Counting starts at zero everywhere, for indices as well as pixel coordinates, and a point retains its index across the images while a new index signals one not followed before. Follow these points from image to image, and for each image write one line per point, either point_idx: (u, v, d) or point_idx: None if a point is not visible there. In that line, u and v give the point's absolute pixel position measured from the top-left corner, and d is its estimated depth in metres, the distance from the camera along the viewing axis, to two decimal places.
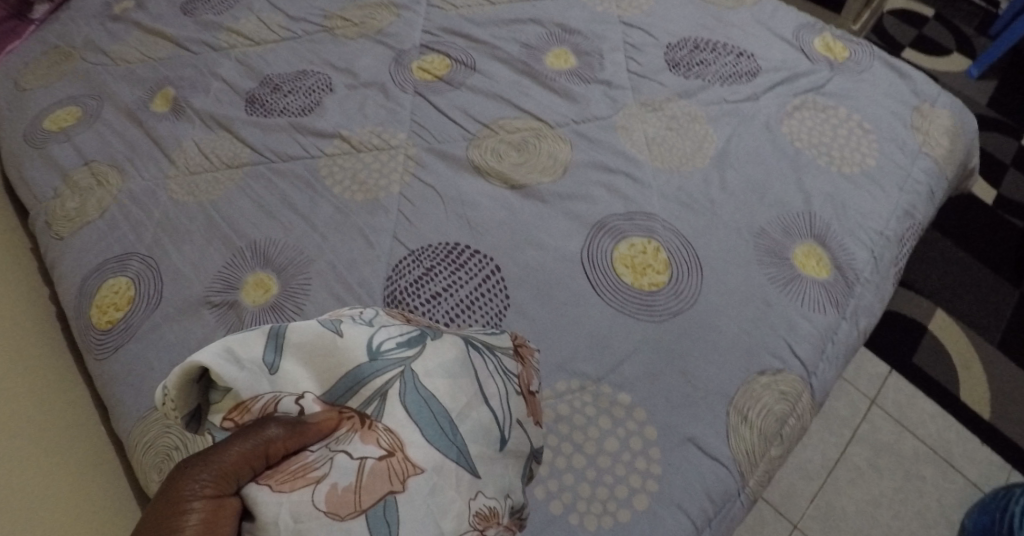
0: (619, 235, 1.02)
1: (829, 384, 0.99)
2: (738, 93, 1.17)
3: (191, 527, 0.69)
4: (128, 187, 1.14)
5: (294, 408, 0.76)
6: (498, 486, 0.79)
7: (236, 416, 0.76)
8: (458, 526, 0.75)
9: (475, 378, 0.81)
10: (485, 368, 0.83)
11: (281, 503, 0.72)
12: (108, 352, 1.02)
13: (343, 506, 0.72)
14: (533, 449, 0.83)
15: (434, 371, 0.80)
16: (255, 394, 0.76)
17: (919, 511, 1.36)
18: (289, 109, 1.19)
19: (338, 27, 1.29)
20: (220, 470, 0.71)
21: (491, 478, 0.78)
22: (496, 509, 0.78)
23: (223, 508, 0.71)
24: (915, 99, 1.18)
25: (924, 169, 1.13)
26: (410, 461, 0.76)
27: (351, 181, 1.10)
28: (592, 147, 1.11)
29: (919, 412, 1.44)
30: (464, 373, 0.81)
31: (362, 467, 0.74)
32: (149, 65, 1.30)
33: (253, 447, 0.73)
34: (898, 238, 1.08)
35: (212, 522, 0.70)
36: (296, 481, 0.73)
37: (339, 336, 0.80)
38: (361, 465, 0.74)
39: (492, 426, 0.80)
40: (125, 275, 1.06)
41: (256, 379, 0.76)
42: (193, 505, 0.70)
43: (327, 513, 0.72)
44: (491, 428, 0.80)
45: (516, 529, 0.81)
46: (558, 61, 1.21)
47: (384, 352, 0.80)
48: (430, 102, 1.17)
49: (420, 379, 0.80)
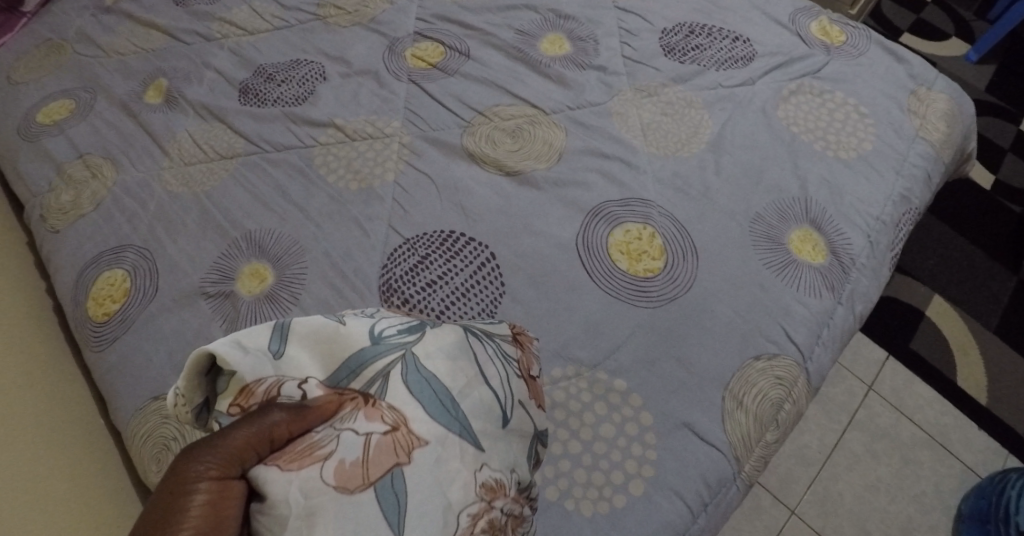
0: (614, 222, 1.02)
1: (825, 368, 0.99)
2: (733, 78, 1.16)
3: (197, 508, 0.67)
4: (122, 179, 1.14)
5: (296, 391, 0.75)
6: (503, 461, 0.78)
7: (242, 401, 0.75)
8: (465, 496, 0.74)
9: (476, 360, 0.81)
10: (484, 350, 0.83)
11: (290, 482, 0.70)
12: (104, 344, 1.02)
13: (350, 481, 0.71)
14: (537, 432, 0.83)
15: (435, 352, 0.80)
16: (260, 378, 0.76)
17: (916, 496, 1.36)
18: (283, 98, 1.19)
19: (331, 16, 1.29)
20: (225, 453, 0.70)
21: (495, 452, 0.77)
22: (502, 481, 0.77)
23: (229, 490, 0.69)
24: (912, 82, 1.18)
25: (921, 153, 1.12)
26: (415, 434, 0.75)
27: (345, 170, 1.10)
28: (587, 134, 1.11)
29: (916, 397, 1.45)
30: (463, 354, 0.81)
31: (368, 442, 0.73)
32: (142, 56, 1.30)
33: (255, 430, 0.72)
34: (895, 222, 1.08)
35: (218, 503, 0.68)
36: (304, 459, 0.72)
37: (341, 325, 0.81)
38: (367, 441, 0.73)
39: (493, 405, 0.79)
40: (121, 268, 1.06)
41: (260, 364, 0.76)
42: (198, 486, 0.68)
43: (336, 488, 0.71)
44: (493, 406, 0.79)
45: (525, 505, 0.79)
46: (553, 47, 1.21)
47: (386, 337, 0.81)
48: (424, 89, 1.17)
49: (421, 361, 0.79)
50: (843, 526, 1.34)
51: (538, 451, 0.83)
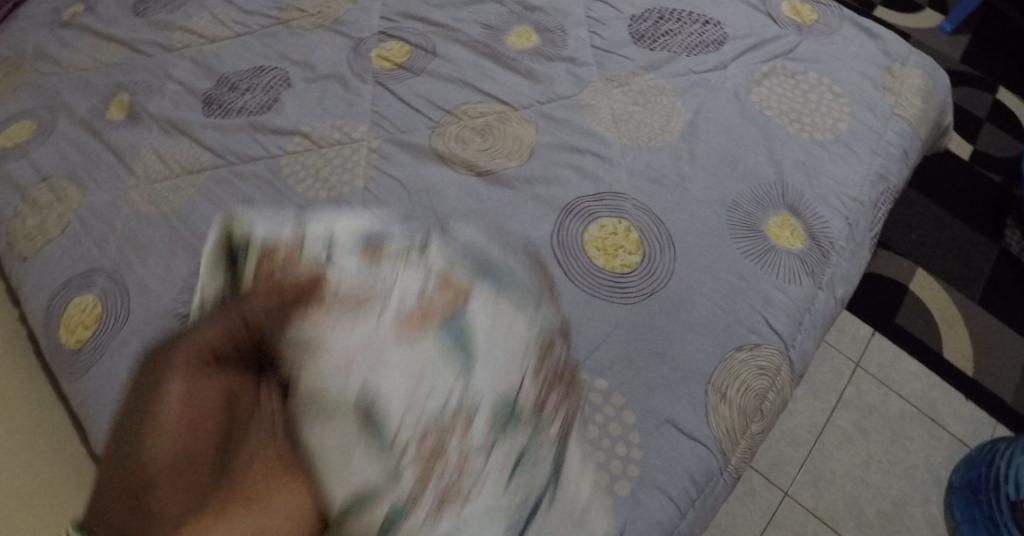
0: (589, 216, 1.01)
1: (808, 355, 0.99)
2: (704, 64, 1.14)
3: (171, 394, 0.81)
4: (88, 200, 1.12)
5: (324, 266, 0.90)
6: (555, 344, 0.90)
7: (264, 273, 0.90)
8: (535, 372, 0.86)
9: (494, 257, 0.93)
10: (518, 294, 0.90)
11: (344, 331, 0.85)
12: (80, 372, 1.01)
13: (381, 403, 0.81)
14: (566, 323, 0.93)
15: (459, 238, 0.96)
16: (282, 252, 0.92)
17: (907, 470, 1.37)
18: (247, 107, 1.17)
19: (293, 19, 1.26)
20: (196, 344, 0.84)
21: (547, 324, 0.90)
22: (562, 366, 0.89)
23: (203, 373, 0.83)
24: (886, 59, 1.17)
25: (897, 131, 1.12)
26: (454, 287, 0.87)
27: (314, 178, 1.08)
28: (558, 128, 1.10)
29: (903, 371, 1.45)
30: (484, 249, 0.94)
31: (408, 294, 0.87)
32: (102, 71, 1.27)
33: (227, 320, 0.86)
34: (873, 202, 1.07)
35: (195, 384, 0.82)
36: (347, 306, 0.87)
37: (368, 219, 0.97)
38: (405, 292, 0.87)
39: (531, 286, 0.92)
40: (91, 292, 1.04)
41: (292, 243, 0.93)
42: (172, 380, 0.82)
43: (397, 329, 0.84)
44: (532, 288, 0.92)
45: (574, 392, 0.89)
46: (520, 39, 1.19)
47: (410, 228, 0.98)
48: (391, 91, 1.15)
49: (447, 239, 0.95)
50: (835, 505, 1.35)
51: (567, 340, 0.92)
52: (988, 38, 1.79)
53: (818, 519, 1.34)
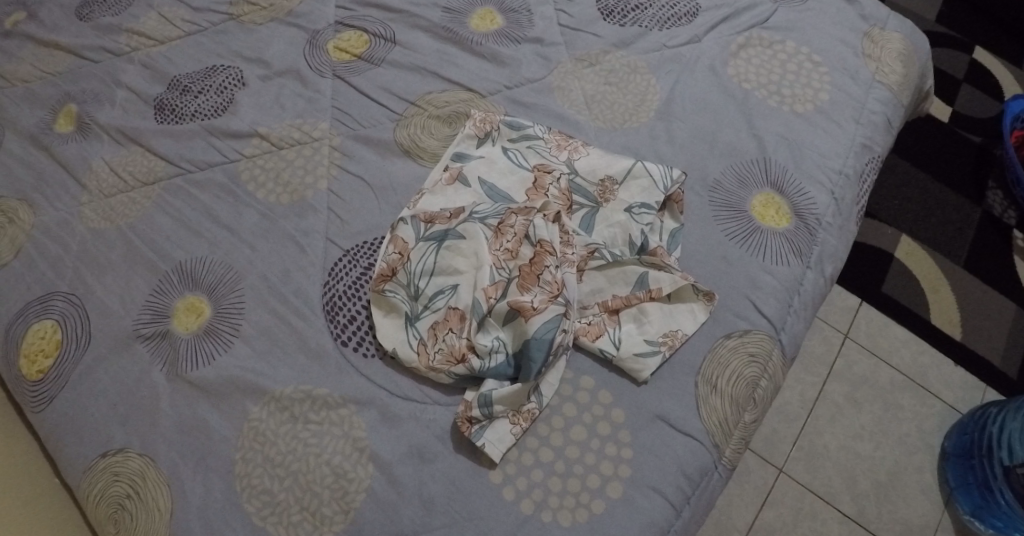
0: (564, 179, 0.96)
1: (799, 338, 0.95)
2: (678, 37, 1.09)
3: None
4: (41, 220, 1.07)
5: (421, 225, 0.93)
6: (630, 179, 0.95)
7: (381, 284, 0.92)
8: (617, 203, 0.95)
9: (527, 142, 1.00)
10: (591, 206, 0.95)
11: (483, 265, 0.89)
12: (43, 403, 0.96)
13: (510, 358, 0.87)
14: (621, 183, 0.95)
15: (506, 170, 0.98)
16: (390, 255, 0.93)
17: (900, 439, 1.29)
18: (201, 110, 1.11)
19: (246, 14, 1.20)
20: None
21: (633, 185, 0.95)
22: (614, 179, 0.96)
23: None
24: (864, 24, 1.10)
25: (880, 98, 1.06)
26: (539, 190, 0.95)
27: (275, 182, 1.04)
28: (526, 113, 1.05)
29: (892, 339, 1.37)
30: (526, 155, 0.99)
31: (510, 215, 0.92)
32: (48, 81, 1.20)
33: None
34: (859, 174, 1.02)
35: None
36: (497, 242, 0.91)
37: (428, 184, 0.99)
38: (507, 212, 0.92)
39: (588, 181, 0.97)
40: (50, 318, 0.99)
41: (395, 243, 0.94)
42: None
43: (526, 236, 0.90)
44: (594, 174, 0.97)
45: (665, 214, 0.97)
46: (483, 22, 1.13)
47: (468, 170, 0.97)
48: (350, 84, 1.10)
49: (507, 161, 0.98)
50: (831, 479, 1.27)
51: (632, 208, 0.94)
52: (976, 2, 1.72)
53: (815, 494, 1.26)
